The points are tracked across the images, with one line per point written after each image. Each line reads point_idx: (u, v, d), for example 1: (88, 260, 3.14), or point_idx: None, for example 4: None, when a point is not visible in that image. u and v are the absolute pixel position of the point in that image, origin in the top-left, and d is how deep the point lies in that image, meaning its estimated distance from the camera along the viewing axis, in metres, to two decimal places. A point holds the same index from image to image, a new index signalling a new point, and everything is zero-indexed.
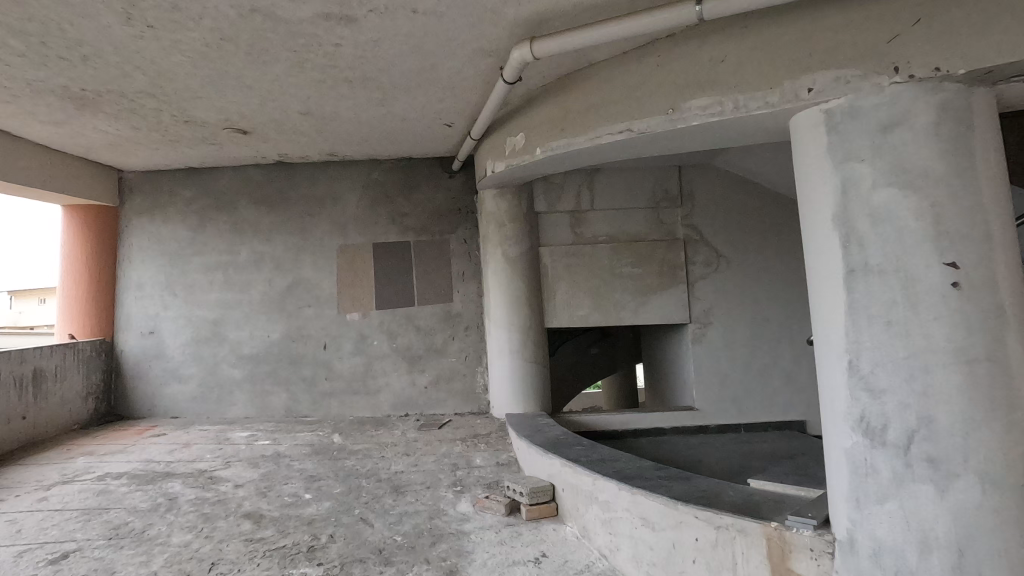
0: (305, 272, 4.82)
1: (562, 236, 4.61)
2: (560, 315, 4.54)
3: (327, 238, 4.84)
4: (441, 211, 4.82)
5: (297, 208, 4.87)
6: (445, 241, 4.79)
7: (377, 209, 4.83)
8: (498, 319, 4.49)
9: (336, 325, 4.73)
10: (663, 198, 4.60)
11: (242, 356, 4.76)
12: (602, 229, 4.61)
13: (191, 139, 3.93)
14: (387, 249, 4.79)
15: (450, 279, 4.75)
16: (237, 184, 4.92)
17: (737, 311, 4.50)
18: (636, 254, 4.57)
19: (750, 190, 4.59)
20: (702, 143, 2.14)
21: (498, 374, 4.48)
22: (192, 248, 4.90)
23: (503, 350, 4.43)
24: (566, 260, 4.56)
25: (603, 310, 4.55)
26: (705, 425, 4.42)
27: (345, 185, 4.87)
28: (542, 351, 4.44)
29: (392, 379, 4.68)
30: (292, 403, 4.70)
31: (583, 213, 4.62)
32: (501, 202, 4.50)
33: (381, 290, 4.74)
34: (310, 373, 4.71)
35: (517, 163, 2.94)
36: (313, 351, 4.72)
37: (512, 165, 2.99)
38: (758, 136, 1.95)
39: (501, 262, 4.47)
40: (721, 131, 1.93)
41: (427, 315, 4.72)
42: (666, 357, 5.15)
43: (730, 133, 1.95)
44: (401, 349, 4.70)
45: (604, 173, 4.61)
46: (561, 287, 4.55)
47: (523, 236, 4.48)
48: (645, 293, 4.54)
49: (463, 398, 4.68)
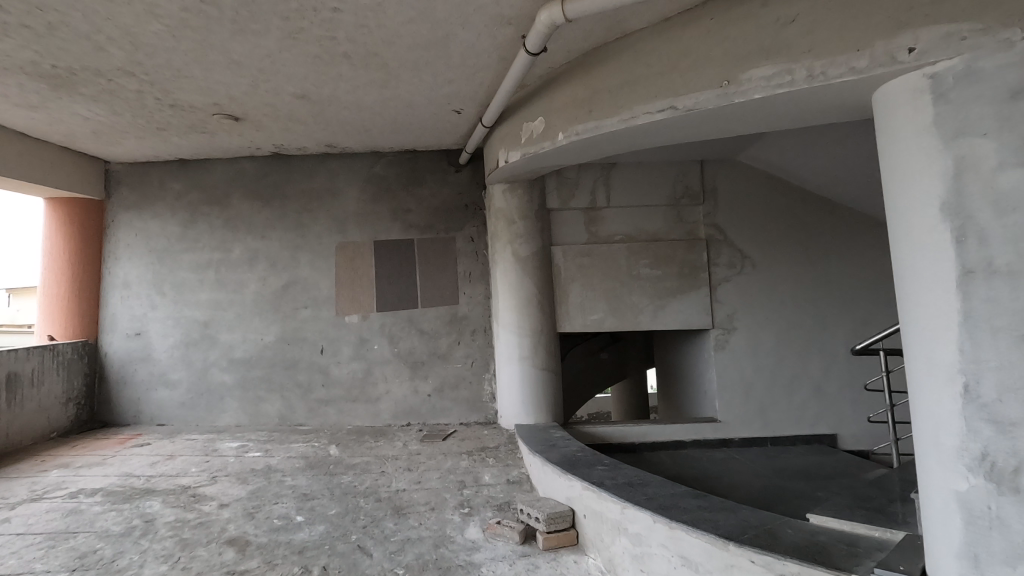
0: (302, 272, 4.53)
1: (576, 234, 4.32)
2: (573, 319, 4.25)
3: (326, 235, 4.55)
4: (447, 207, 4.53)
5: (294, 203, 4.59)
6: (451, 239, 4.50)
7: (378, 205, 4.55)
8: (506, 322, 4.18)
9: (334, 328, 4.44)
10: (684, 194, 4.31)
11: (234, 360, 4.47)
12: (619, 227, 4.32)
13: (178, 127, 3.65)
14: (389, 247, 4.49)
15: (456, 280, 4.46)
16: (230, 176, 4.63)
17: (763, 316, 4.21)
18: (655, 255, 4.28)
19: (777, 187, 4.30)
20: (758, 123, 1.97)
21: (506, 382, 4.18)
22: (182, 245, 4.62)
23: (511, 357, 4.13)
24: (581, 260, 4.27)
25: (619, 314, 4.25)
26: (728, 438, 4.12)
27: (345, 179, 4.58)
28: (554, 357, 4.16)
29: (393, 386, 4.39)
30: (286, 412, 4.40)
31: (598, 210, 4.34)
32: (511, 197, 4.20)
33: (383, 290, 4.45)
34: (306, 379, 4.42)
35: (535, 152, 2.65)
36: (310, 355, 4.43)
37: (529, 154, 2.70)
38: (827, 110, 1.78)
39: (511, 261, 4.17)
40: (786, 105, 1.76)
41: (431, 318, 4.43)
42: (684, 364, 4.84)
43: (798, 105, 1.76)
44: (403, 354, 4.40)
45: (621, 168, 4.32)
46: (575, 289, 4.26)
47: (534, 235, 4.19)
48: (664, 296, 4.25)
49: (469, 407, 4.38)
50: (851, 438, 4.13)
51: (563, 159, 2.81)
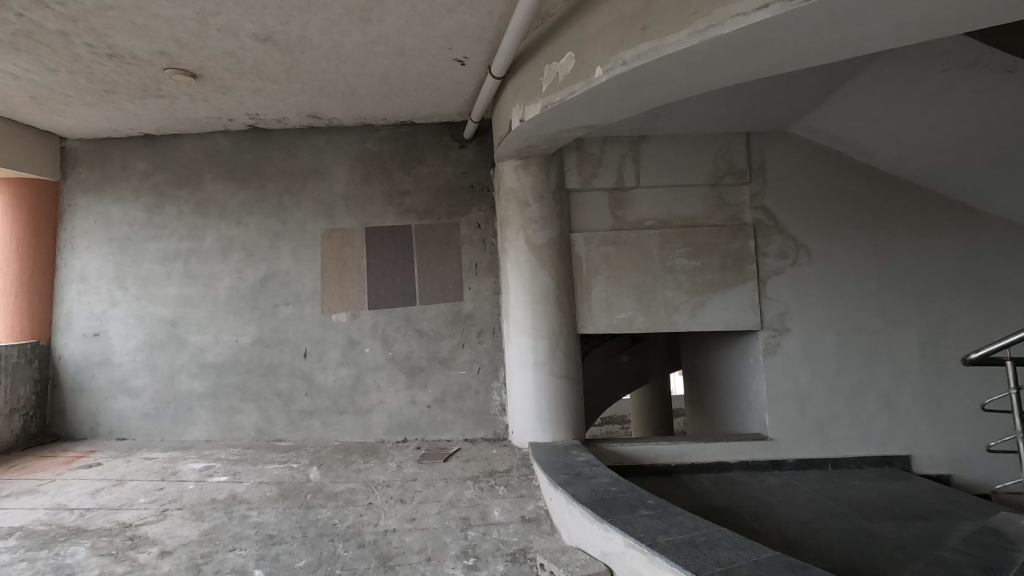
0: (283, 263, 3.93)
1: (600, 219, 3.71)
2: (597, 318, 3.62)
3: (310, 220, 3.95)
4: (449, 188, 3.92)
5: (274, 184, 3.99)
6: (454, 225, 3.89)
7: (371, 186, 3.94)
8: (518, 322, 3.56)
9: (319, 329, 3.85)
10: (726, 172, 3.69)
11: (205, 366, 3.88)
12: (651, 211, 3.71)
13: (129, 88, 3.07)
14: (382, 235, 3.89)
15: (460, 272, 3.85)
16: (202, 154, 4.05)
17: (821, 315, 3.57)
18: (693, 243, 3.65)
19: (836, 163, 3.66)
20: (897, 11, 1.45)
21: (518, 392, 3.57)
22: (148, 233, 4.03)
23: (525, 362, 3.52)
24: (605, 249, 3.66)
25: (651, 313, 3.63)
26: (780, 460, 3.49)
27: (332, 156, 3.98)
28: (574, 363, 3.54)
29: (387, 395, 3.78)
30: (264, 425, 3.81)
31: (625, 191, 3.73)
32: (524, 175, 3.60)
33: (375, 285, 3.85)
34: (286, 387, 3.82)
35: (564, 97, 2.08)
36: (291, 360, 3.84)
37: (558, 102, 2.12)
38: None
39: (524, 251, 3.56)
40: None
41: (431, 316, 3.82)
42: (722, 371, 4.21)
43: None
44: (398, 359, 3.80)
45: (653, 141, 3.71)
46: (598, 283, 3.64)
47: (551, 220, 3.58)
48: (704, 292, 3.62)
49: (475, 420, 3.74)
50: (927, 460, 3.48)
51: (597, 109, 2.24)
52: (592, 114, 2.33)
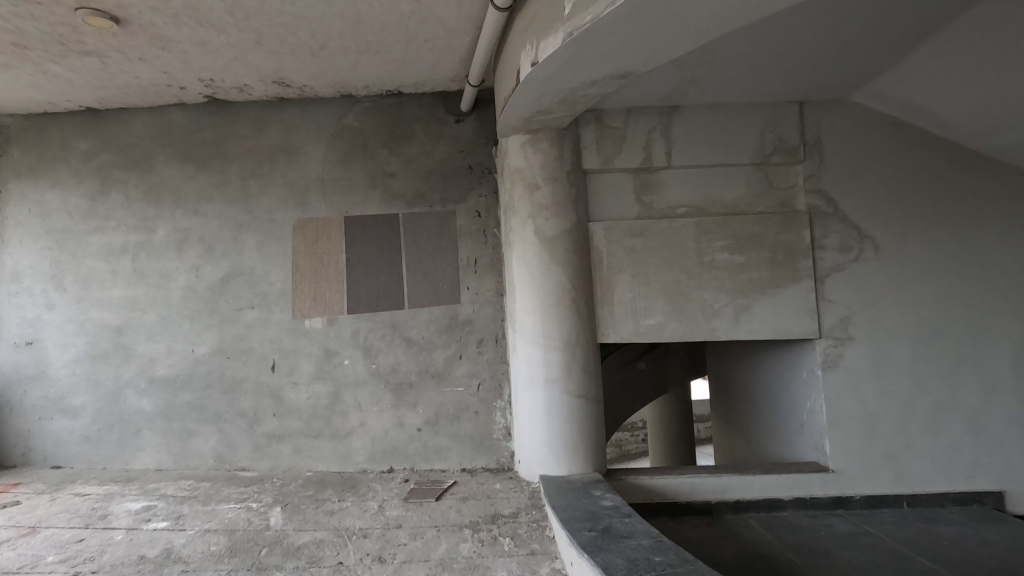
0: (247, 259, 3.33)
1: (624, 206, 3.11)
2: (621, 325, 3.01)
3: (280, 209, 3.35)
4: (444, 170, 3.31)
5: (238, 165, 3.39)
6: (449, 213, 3.28)
7: (351, 168, 3.34)
8: (526, 330, 2.96)
9: (290, 337, 3.25)
10: (775, 148, 3.08)
11: (155, 381, 3.28)
12: (684, 197, 3.11)
13: (43, 41, 2.48)
14: (365, 226, 3.28)
15: (457, 269, 3.24)
16: (154, 131, 3.45)
17: (892, 321, 2.96)
18: (736, 233, 3.05)
19: (908, 137, 3.04)
20: None
21: (526, 414, 2.96)
22: (89, 223, 3.42)
23: (534, 379, 2.91)
24: (630, 242, 3.06)
25: (686, 318, 3.01)
26: (844, 496, 2.88)
27: (305, 133, 3.38)
28: (594, 379, 2.94)
29: (369, 417, 3.17)
30: (224, 451, 3.20)
31: (653, 172, 3.13)
32: (533, 153, 3.01)
33: (356, 285, 3.24)
34: (250, 406, 3.22)
35: (611, 8, 1.56)
36: (257, 374, 3.24)
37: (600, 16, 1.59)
38: None
39: (533, 244, 2.97)
40: None
41: (423, 322, 3.21)
42: (765, 386, 3.60)
43: None
44: (383, 373, 3.19)
45: (686, 112, 3.11)
46: (622, 282, 3.04)
47: (565, 206, 2.99)
48: (750, 292, 3.01)
49: (474, 447, 3.12)
50: None
51: (647, 26, 1.67)
52: (638, 39, 1.75)
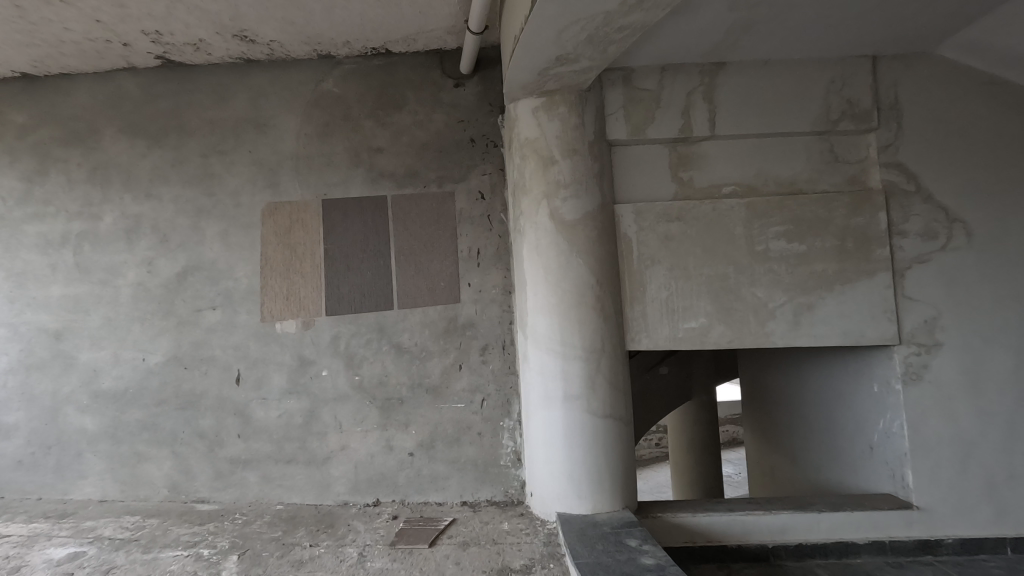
0: (208, 250, 2.81)
1: (657, 185, 2.59)
2: (655, 329, 2.48)
3: (246, 191, 2.82)
4: (440, 143, 2.78)
5: (197, 139, 2.87)
6: (446, 195, 2.75)
7: (331, 142, 2.81)
8: (539, 335, 2.44)
9: (257, 343, 2.73)
10: (842, 113, 2.53)
11: (100, 395, 2.77)
12: (729, 174, 2.58)
13: None
14: (347, 211, 2.76)
15: (456, 262, 2.71)
16: (99, 101, 2.92)
17: (987, 322, 2.41)
18: (794, 217, 2.51)
19: (1004, 99, 2.49)
20: None
21: (540, 438, 2.43)
22: (24, 210, 2.91)
23: (550, 395, 2.38)
24: (665, 228, 2.53)
25: (735, 320, 2.47)
26: (932, 540, 2.34)
27: (276, 101, 2.85)
28: (623, 394, 2.41)
29: (351, 439, 2.64)
30: (179, 479, 2.69)
31: (691, 145, 2.60)
32: (548, 120, 2.49)
33: (336, 281, 2.72)
34: (211, 426, 2.70)
35: None
36: (219, 387, 2.72)
37: None
38: None
39: (547, 230, 2.45)
40: None
41: (415, 325, 2.69)
42: (824, 401, 3.05)
43: None
44: (369, 386, 2.67)
45: (733, 71, 2.56)
46: (656, 277, 2.51)
47: (586, 184, 2.46)
48: (813, 289, 2.47)
49: (477, 476, 2.59)
50: None
51: None
52: None
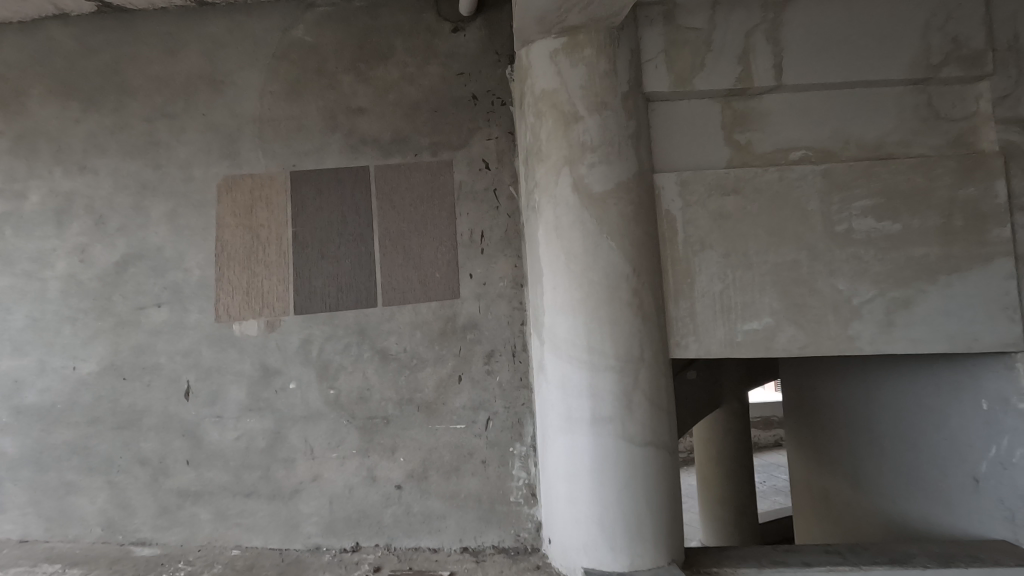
0: (153, 235, 2.30)
1: (706, 151, 2.06)
2: (706, 331, 1.95)
3: (199, 162, 2.31)
4: (434, 102, 2.25)
5: (142, 100, 2.36)
6: (443, 166, 2.23)
7: (301, 101, 2.30)
8: (559, 340, 1.91)
9: (212, 348, 2.22)
10: (945, 56, 1.98)
11: (23, 412, 2.27)
12: (798, 135, 2.04)
13: None
14: (321, 186, 2.24)
15: (454, 248, 2.19)
16: (26, 55, 2.42)
17: None
18: (885, 190, 1.96)
19: None
20: None
21: (560, 471, 1.91)
22: None
23: (573, 417, 1.86)
24: (718, 204, 2.00)
25: (808, 319, 1.94)
26: None
27: (237, 53, 2.34)
28: (667, 415, 1.88)
29: (325, 468, 2.13)
30: (116, 515, 2.19)
31: (749, 99, 2.07)
32: (569, 67, 1.97)
33: (307, 273, 2.21)
34: (155, 450, 2.20)
35: None
36: (164, 402, 2.22)
37: None
38: None
39: (569, 205, 1.92)
40: None
41: (404, 327, 2.17)
42: (902, 418, 2.50)
43: None
44: (346, 402, 2.15)
45: (805, 3, 2.02)
46: (706, 265, 1.98)
47: (618, 147, 1.94)
48: (911, 280, 1.92)
49: (481, 515, 2.07)
50: None
51: None
52: None
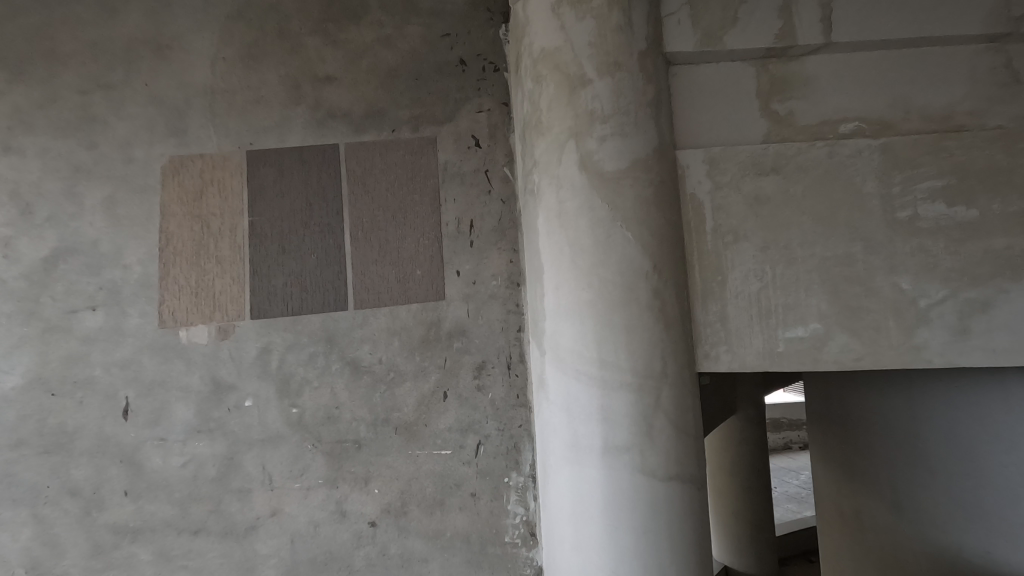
0: (87, 226, 1.96)
1: (738, 123, 1.71)
2: (740, 340, 1.62)
3: (141, 140, 1.97)
4: (416, 69, 1.92)
5: (76, 70, 2.01)
6: (425, 144, 1.89)
7: (260, 69, 1.96)
8: (563, 351, 1.58)
9: (156, 359, 1.89)
10: None
11: None
12: (850, 104, 1.70)
13: None
14: (283, 169, 1.91)
15: (439, 241, 1.85)
16: None
17: None
18: (958, 168, 1.62)
19: None
20: None
21: (564, 509, 1.58)
22: None
23: (581, 445, 1.53)
24: (754, 186, 1.66)
25: (864, 326, 1.60)
26: None
27: (186, 13, 2.00)
28: (694, 443, 1.55)
29: (286, 501, 1.80)
30: (41, 556, 1.85)
31: (790, 62, 1.73)
32: (575, 20, 1.63)
33: (267, 270, 1.88)
34: (87, 479, 1.86)
35: None
36: (99, 422, 1.88)
37: None
38: None
39: (575, 188, 1.58)
40: None
41: (380, 334, 1.83)
42: (985, 451, 2.21)
43: None
44: (312, 424, 1.82)
45: None
46: (740, 261, 1.64)
47: (635, 116, 1.60)
48: (991, 278, 1.58)
49: (471, 559, 1.74)
50: None
51: None
52: None
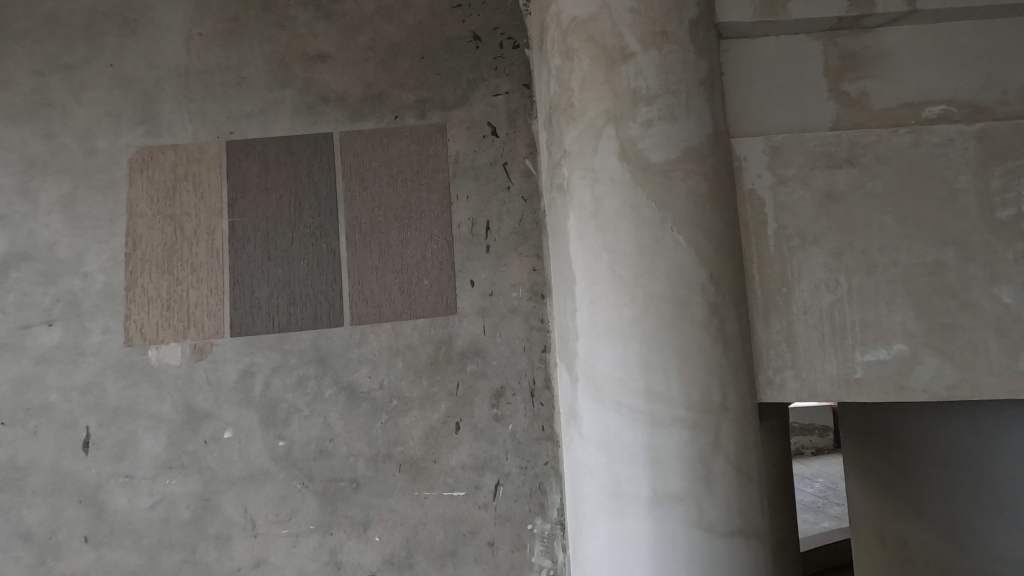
0: (43, 228, 1.69)
1: (803, 106, 1.45)
2: (809, 365, 1.36)
3: (106, 129, 1.71)
4: (421, 46, 1.65)
5: (31, 48, 1.75)
6: (433, 133, 1.63)
7: (241, 46, 1.69)
8: (602, 378, 1.32)
9: (122, 382, 1.63)
10: None
11: None
12: (936, 83, 1.43)
13: None
14: (268, 161, 1.65)
15: (449, 245, 1.59)
16: None
17: None
18: None
19: None
20: None
21: (603, 568, 1.33)
22: None
23: (624, 492, 1.27)
24: (824, 181, 1.40)
25: (960, 348, 1.34)
26: None
27: None
28: (759, 491, 1.28)
29: (270, 550, 1.54)
30: None
31: (864, 34, 1.46)
32: None
33: (249, 279, 1.61)
34: (41, 522, 1.59)
35: None
36: (54, 456, 1.61)
37: None
38: None
39: (616, 183, 1.32)
40: None
41: (381, 355, 1.57)
42: None
43: None
44: (301, 460, 1.56)
45: None
46: (808, 270, 1.38)
47: (685, 97, 1.33)
48: None
49: None
50: None
51: None
52: None
